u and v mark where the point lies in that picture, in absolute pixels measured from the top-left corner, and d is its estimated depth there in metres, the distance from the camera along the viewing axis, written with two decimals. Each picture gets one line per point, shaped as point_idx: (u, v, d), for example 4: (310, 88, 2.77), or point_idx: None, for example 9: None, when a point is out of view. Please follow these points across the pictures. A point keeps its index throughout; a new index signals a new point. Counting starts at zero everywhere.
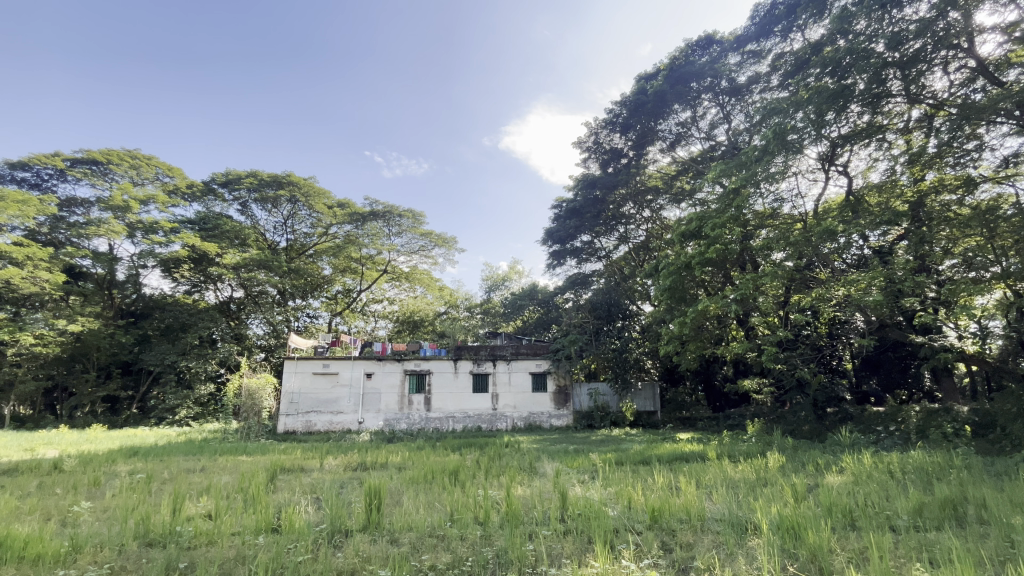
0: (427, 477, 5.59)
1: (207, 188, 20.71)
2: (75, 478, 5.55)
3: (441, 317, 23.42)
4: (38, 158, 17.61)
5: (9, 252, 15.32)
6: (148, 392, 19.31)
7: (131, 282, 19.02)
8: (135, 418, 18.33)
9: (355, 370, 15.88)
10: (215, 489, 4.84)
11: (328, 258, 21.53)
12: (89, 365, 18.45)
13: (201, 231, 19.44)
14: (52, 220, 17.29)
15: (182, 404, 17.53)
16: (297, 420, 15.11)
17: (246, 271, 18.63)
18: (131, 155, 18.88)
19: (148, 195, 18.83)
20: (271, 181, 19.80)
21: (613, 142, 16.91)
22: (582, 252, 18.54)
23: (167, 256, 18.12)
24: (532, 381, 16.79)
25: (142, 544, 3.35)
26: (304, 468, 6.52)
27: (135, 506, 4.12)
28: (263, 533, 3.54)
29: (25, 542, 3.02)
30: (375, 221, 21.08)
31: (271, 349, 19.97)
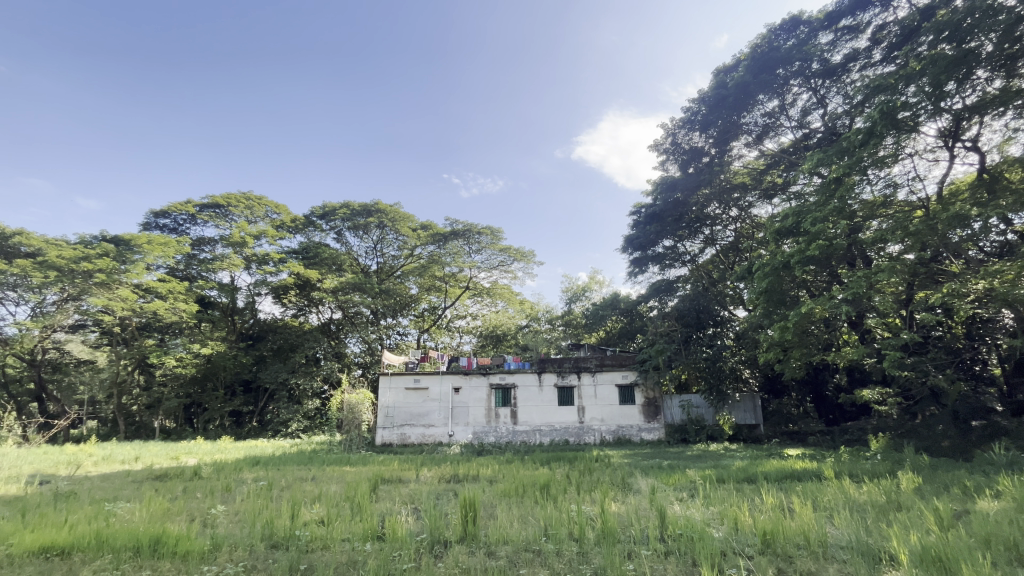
0: (518, 490, 5.60)
1: (308, 221, 22.93)
2: (211, 484, 6.26)
3: (523, 330, 23.61)
4: (175, 206, 20.55)
5: (155, 287, 17.92)
6: (265, 407, 21.42)
7: (249, 308, 21.40)
8: (255, 430, 20.45)
9: (444, 385, 16.48)
10: (326, 497, 5.21)
11: (414, 278, 22.68)
12: (218, 384, 20.90)
13: (304, 260, 21.47)
14: (187, 258, 20.02)
15: (294, 417, 19.31)
16: (393, 433, 15.92)
17: (343, 294, 20.12)
18: (246, 197, 21.43)
19: (260, 231, 21.22)
20: (362, 211, 21.49)
21: (692, 141, 16.22)
22: (665, 258, 17.83)
23: (277, 283, 20.24)
24: (619, 393, 16.30)
25: (268, 546, 3.69)
26: (402, 479, 6.85)
27: (261, 511, 4.57)
28: (370, 540, 3.75)
29: (176, 540, 3.44)
30: (456, 240, 21.90)
31: (367, 365, 21.35)
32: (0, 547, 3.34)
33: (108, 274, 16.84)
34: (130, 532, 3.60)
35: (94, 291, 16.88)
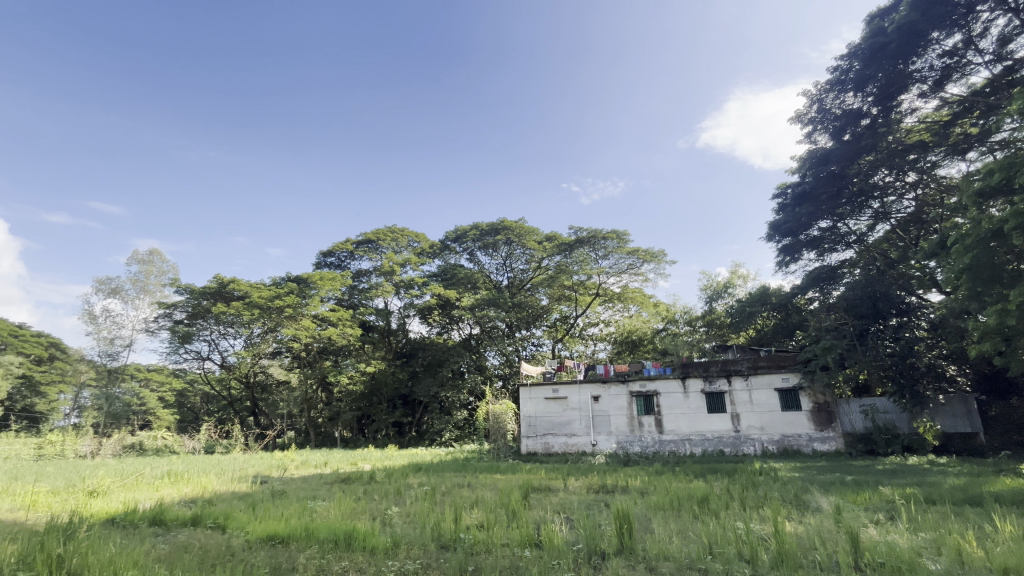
0: (672, 504, 5.29)
1: (444, 246, 24.99)
2: (385, 487, 7.03)
3: (660, 334, 22.49)
4: (338, 245, 23.96)
5: (328, 317, 21.00)
6: (422, 418, 23.53)
7: (402, 329, 23.90)
8: (415, 439, 22.55)
9: (583, 394, 16.40)
10: (483, 503, 5.49)
11: (544, 289, 23.14)
12: (382, 398, 23.57)
13: (444, 281, 23.38)
14: (350, 289, 23.11)
15: (446, 427, 20.94)
16: (537, 442, 16.24)
17: (479, 310, 21.29)
18: (391, 230, 24.13)
19: (405, 259, 23.66)
20: (490, 230, 22.77)
21: (846, 104, 14.14)
22: (823, 242, 15.58)
23: (423, 305, 22.37)
24: (780, 399, 14.58)
25: (438, 546, 4.00)
26: (551, 488, 6.93)
27: (428, 513, 4.99)
28: (528, 547, 3.85)
29: (364, 537, 3.93)
30: (581, 247, 21.84)
31: (507, 377, 22.15)
32: (241, 533, 4.16)
33: (294, 308, 20.20)
34: (328, 526, 4.21)
35: (285, 323, 20.36)
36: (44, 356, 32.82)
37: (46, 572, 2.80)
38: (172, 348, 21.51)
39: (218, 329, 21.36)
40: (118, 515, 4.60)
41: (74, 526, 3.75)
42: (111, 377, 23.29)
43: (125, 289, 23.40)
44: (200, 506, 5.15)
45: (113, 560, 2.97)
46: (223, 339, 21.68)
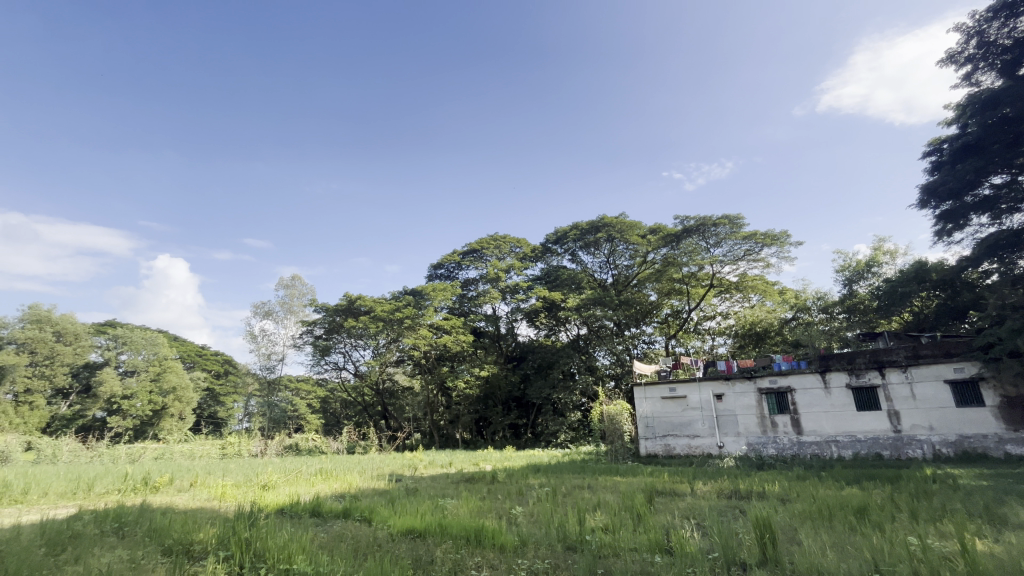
0: (822, 513, 4.71)
1: (545, 248, 25.29)
2: (508, 487, 7.25)
3: (789, 323, 20.31)
4: (447, 257, 25.48)
5: (443, 325, 22.32)
6: (536, 420, 23.89)
7: (511, 333, 24.60)
8: (531, 441, 22.95)
9: (704, 392, 15.38)
10: (606, 506, 5.41)
11: (652, 284, 22.23)
12: (497, 401, 24.39)
13: (548, 284, 23.63)
14: (460, 298, 24.42)
15: (561, 429, 21.02)
16: (656, 444, 15.54)
17: (586, 310, 21.04)
18: (494, 238, 25.07)
19: (509, 265, 24.35)
20: (590, 228, 22.53)
21: (1019, 32, 11.74)
22: (998, 202, 12.64)
23: (530, 309, 22.80)
24: (953, 393, 12.35)
25: (565, 547, 4.01)
26: (677, 492, 6.60)
27: (551, 514, 5.04)
28: (657, 552, 3.71)
29: (494, 534, 4.09)
30: (690, 237, 20.51)
31: (620, 377, 21.52)
32: (386, 526, 4.58)
33: (412, 319, 21.89)
34: (459, 523, 4.45)
35: (406, 333, 22.12)
36: (221, 371, 39.40)
37: (240, 551, 3.35)
38: (315, 360, 24.42)
39: (350, 341, 23.80)
40: (286, 506, 5.33)
41: (255, 514, 4.43)
42: (271, 388, 26.60)
43: (276, 311, 27.13)
44: (348, 500, 5.78)
45: (287, 544, 3.44)
46: (355, 351, 24.10)
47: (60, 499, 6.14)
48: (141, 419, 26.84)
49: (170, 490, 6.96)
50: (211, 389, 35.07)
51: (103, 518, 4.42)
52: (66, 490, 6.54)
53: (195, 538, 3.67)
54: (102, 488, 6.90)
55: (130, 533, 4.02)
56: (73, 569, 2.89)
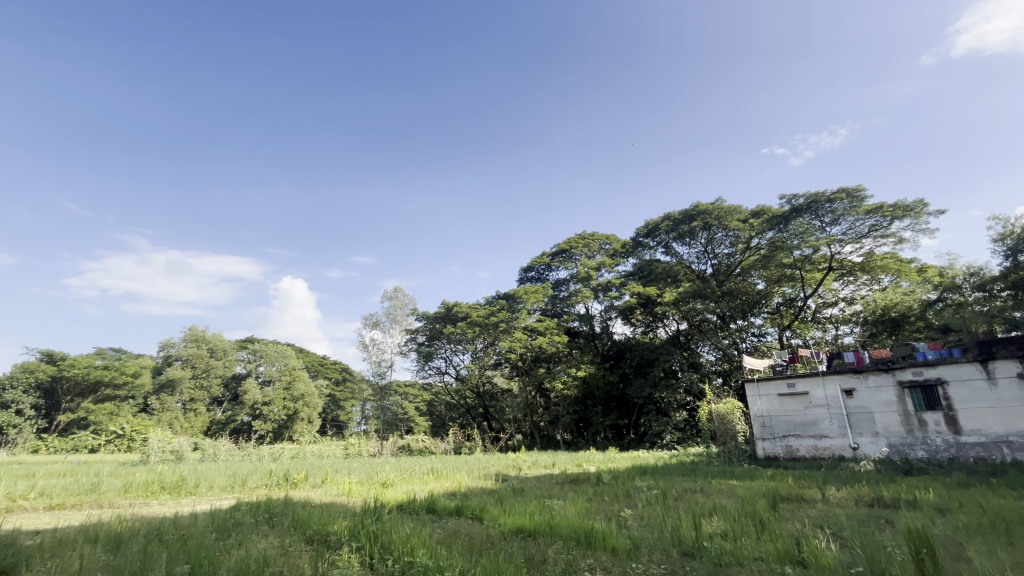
0: (997, 526, 3.99)
1: (636, 243, 24.56)
2: (615, 489, 7.09)
3: (934, 306, 17.56)
4: (536, 259, 25.84)
5: (537, 327, 22.51)
6: (639, 420, 23.10)
7: (606, 332, 24.19)
8: (635, 442, 22.20)
9: (829, 387, 13.84)
10: (723, 511, 5.07)
11: (758, 272, 20.51)
12: (596, 401, 24.01)
13: (642, 279, 22.87)
14: (552, 299, 24.56)
15: (666, 429, 20.03)
16: (776, 445, 14.26)
17: (685, 304, 19.96)
18: (582, 237, 24.94)
19: (600, 262, 23.99)
20: (684, 218, 21.49)
21: None
22: None
23: (624, 306, 22.18)
24: None
25: (682, 553, 3.82)
26: (805, 498, 5.98)
27: (664, 518, 4.85)
28: (788, 564, 3.39)
29: (605, 537, 4.02)
30: (800, 217, 18.54)
31: (728, 373, 20.09)
32: (496, 524, 4.71)
33: (507, 322, 22.44)
34: (568, 524, 4.44)
35: (502, 337, 22.68)
36: (339, 378, 43.51)
37: (369, 542, 3.66)
38: (420, 366, 25.93)
39: (450, 347, 24.93)
40: (405, 503, 5.72)
41: (379, 509, 4.80)
42: (383, 392, 28.75)
43: (383, 321, 29.31)
44: (460, 498, 6.05)
45: (409, 539, 3.68)
46: (455, 355, 25.20)
47: (222, 492, 7.17)
48: (279, 422, 30.43)
49: (305, 486, 7.81)
50: (332, 394, 38.85)
51: (256, 510, 5.08)
52: (227, 484, 7.62)
53: (330, 530, 4.07)
54: (252, 483, 7.94)
55: (278, 523, 4.58)
56: (238, 553, 3.34)
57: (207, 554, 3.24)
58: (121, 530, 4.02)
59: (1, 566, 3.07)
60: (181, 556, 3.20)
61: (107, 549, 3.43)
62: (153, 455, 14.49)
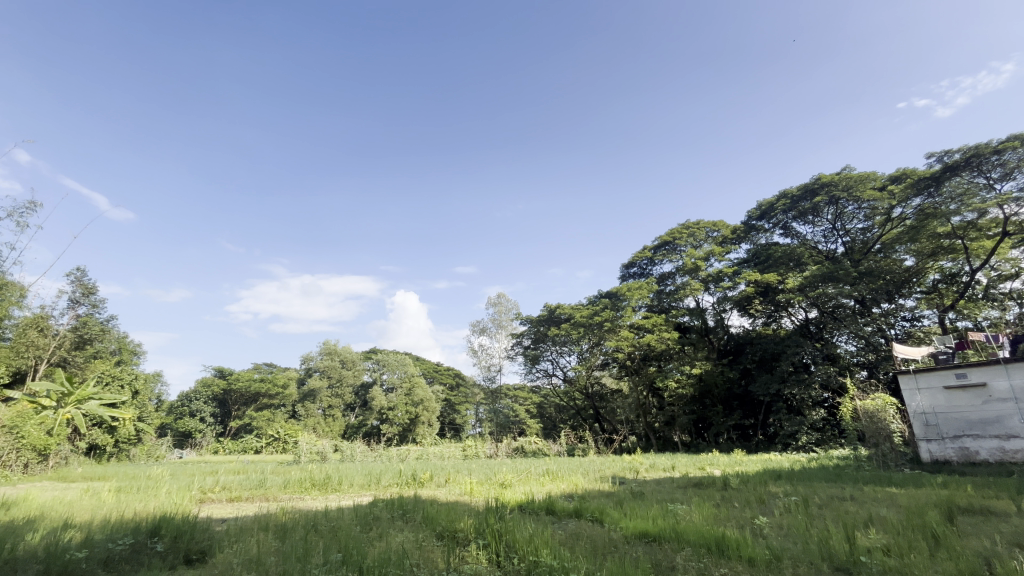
0: None
1: (749, 227, 22.79)
2: (746, 495, 6.55)
3: None
4: (638, 254, 25.30)
5: (644, 324, 21.74)
6: (767, 420, 21.04)
7: (721, 326, 22.66)
8: (764, 444, 20.24)
9: (1014, 378, 11.47)
10: (883, 522, 4.43)
11: (905, 246, 17.70)
12: (715, 400, 22.35)
13: (759, 266, 21.06)
14: (658, 294, 23.65)
15: (801, 429, 17.98)
16: (947, 447, 12.11)
17: (813, 289, 17.91)
18: (686, 227, 23.92)
19: (708, 252, 22.60)
20: (804, 193, 19.59)
21: None
22: None
23: (740, 296, 20.53)
24: None
25: (834, 569, 3.41)
26: (993, 510, 5.00)
27: (807, 527, 4.38)
28: None
29: (738, 545, 3.74)
30: (956, 176, 15.73)
31: (874, 365, 17.54)
32: (617, 527, 4.62)
33: (612, 321, 22.08)
34: (696, 530, 4.19)
35: (608, 337, 22.28)
36: (453, 384, 45.95)
37: (494, 541, 3.78)
38: (527, 369, 26.42)
39: (556, 349, 25.08)
40: (525, 503, 5.84)
41: (501, 510, 4.96)
42: (494, 396, 29.79)
43: (489, 327, 30.42)
44: (578, 501, 6.02)
45: (532, 538, 3.75)
46: (561, 357, 25.28)
47: (362, 489, 7.95)
48: (403, 426, 32.84)
49: (431, 485, 8.34)
50: (448, 399, 41.12)
51: (392, 506, 5.56)
52: (364, 482, 8.43)
53: (456, 527, 4.30)
54: (386, 481, 8.69)
55: (412, 518, 4.97)
56: (381, 544, 3.68)
57: (353, 544, 3.60)
58: (286, 520, 4.64)
59: (202, 546, 3.71)
60: (334, 545, 3.60)
61: (276, 536, 3.97)
62: (303, 455, 16.52)
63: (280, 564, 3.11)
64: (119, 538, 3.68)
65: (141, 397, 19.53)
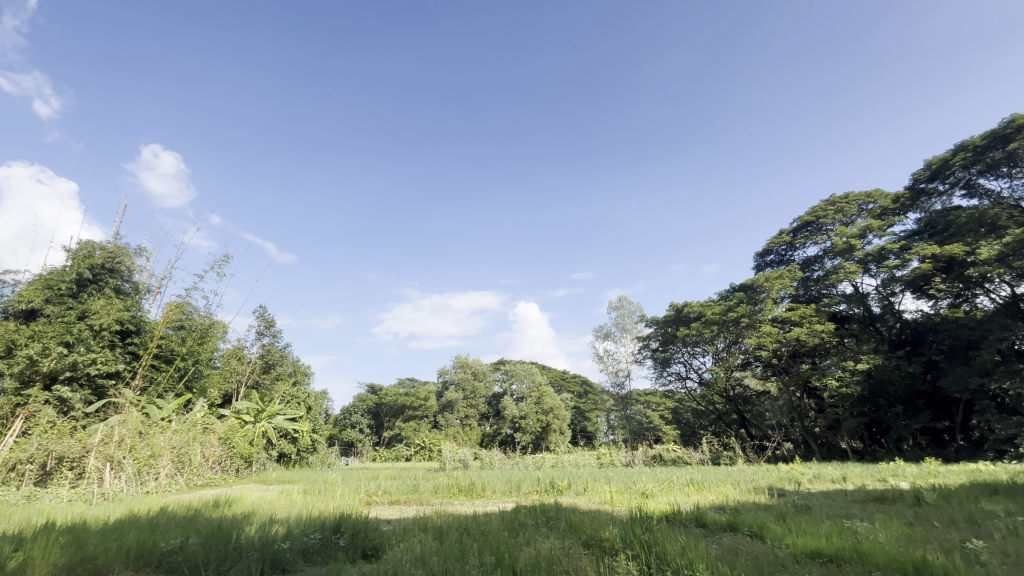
0: None
1: (916, 192, 19.36)
2: (948, 512, 5.42)
3: None
4: (774, 241, 23.19)
5: (790, 317, 19.51)
6: (969, 422, 17.15)
7: (890, 312, 19.39)
8: (968, 452, 16.52)
9: None
10: None
11: None
12: (893, 400, 18.64)
13: (935, 237, 17.72)
14: (804, 283, 21.29)
15: (1021, 434, 14.33)
16: None
17: (1018, 258, 14.40)
18: (832, 203, 21.49)
19: (864, 228, 19.68)
20: (990, 142, 16.14)
21: None
22: None
23: (912, 275, 17.52)
24: None
25: None
26: None
27: None
28: None
29: (947, 571, 3.13)
30: None
31: None
32: (783, 545, 4.15)
33: (750, 316, 20.36)
34: (885, 552, 3.60)
35: (746, 333, 20.63)
36: (581, 391, 45.81)
37: (643, 551, 3.66)
38: (658, 373, 25.36)
39: (688, 350, 23.76)
40: (671, 514, 5.55)
41: (647, 520, 4.78)
42: (625, 402, 29.07)
43: (613, 332, 29.83)
44: (732, 513, 5.55)
45: (684, 552, 3.54)
46: (695, 359, 23.82)
47: (504, 496, 8.30)
48: (536, 434, 33.38)
49: (570, 493, 8.37)
50: (578, 407, 40.99)
51: (536, 513, 5.70)
52: (505, 489, 8.77)
53: (602, 535, 4.25)
54: (526, 488, 8.93)
55: (556, 525, 5.04)
56: (530, 549, 3.80)
57: (504, 548, 3.76)
58: (442, 524, 5.03)
59: (375, 544, 4.18)
60: (486, 548, 3.80)
61: (435, 537, 4.33)
62: (447, 462, 17.73)
63: (442, 563, 3.36)
64: (311, 533, 4.32)
65: (314, 411, 22.72)
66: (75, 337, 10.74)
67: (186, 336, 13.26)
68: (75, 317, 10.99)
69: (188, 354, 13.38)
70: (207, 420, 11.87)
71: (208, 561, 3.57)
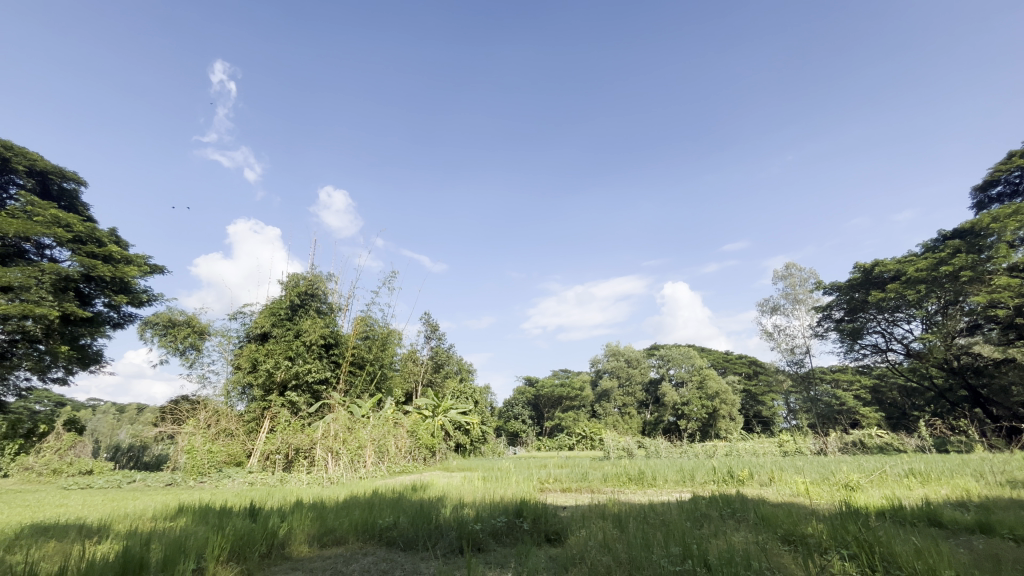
0: None
1: None
2: None
3: None
4: (1001, 168, 18.26)
5: None
6: None
7: None
8: None
9: None
10: None
11: None
12: None
13: None
14: None
15: None
16: None
17: None
18: None
19: None
20: None
21: None
22: None
23: None
24: None
25: None
26: None
27: None
28: None
29: None
30: None
31: None
32: None
33: (974, 268, 16.32)
34: None
35: (970, 290, 16.56)
36: (750, 372, 41.68)
37: (863, 552, 3.17)
38: (848, 347, 21.87)
39: (885, 317, 20.05)
40: (890, 510, 4.71)
41: (862, 516, 4.13)
42: (807, 382, 25.65)
43: (783, 304, 26.54)
44: (978, 511, 4.48)
45: (921, 555, 2.97)
46: (897, 326, 19.95)
47: (677, 485, 7.99)
48: (702, 421, 31.50)
49: (753, 484, 7.65)
50: (748, 390, 37.41)
51: (719, 504, 5.35)
52: (678, 479, 8.41)
53: (806, 531, 3.80)
54: (701, 478, 8.43)
55: (745, 518, 4.66)
56: (721, 543, 3.54)
57: (690, 539, 3.62)
58: (620, 511, 5.04)
59: (557, 528, 4.38)
60: (672, 538, 3.68)
61: (614, 526, 4.33)
62: (610, 451, 17.72)
63: (628, 551, 3.36)
64: (497, 517, 4.68)
65: (481, 405, 24.62)
66: (295, 352, 13.25)
67: (373, 344, 15.49)
68: (294, 336, 13.55)
69: (375, 360, 15.58)
70: (396, 415, 13.69)
71: (417, 537, 4.15)
